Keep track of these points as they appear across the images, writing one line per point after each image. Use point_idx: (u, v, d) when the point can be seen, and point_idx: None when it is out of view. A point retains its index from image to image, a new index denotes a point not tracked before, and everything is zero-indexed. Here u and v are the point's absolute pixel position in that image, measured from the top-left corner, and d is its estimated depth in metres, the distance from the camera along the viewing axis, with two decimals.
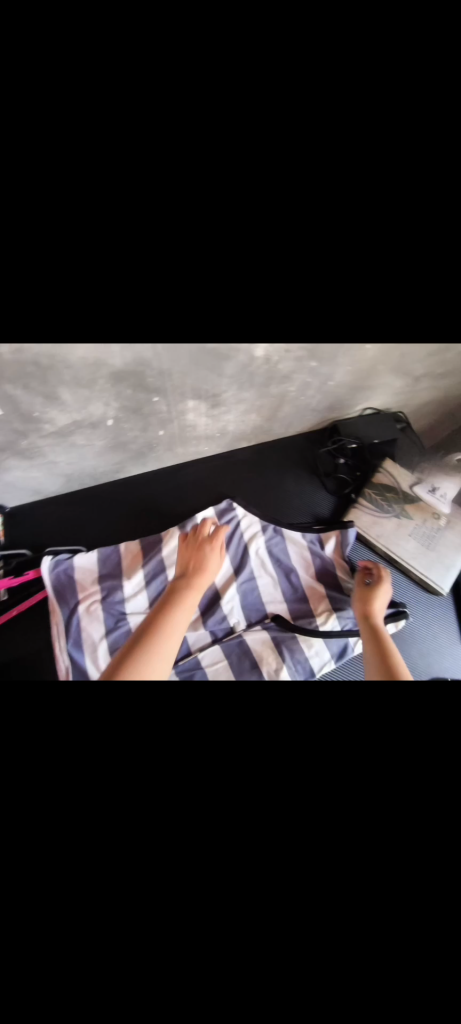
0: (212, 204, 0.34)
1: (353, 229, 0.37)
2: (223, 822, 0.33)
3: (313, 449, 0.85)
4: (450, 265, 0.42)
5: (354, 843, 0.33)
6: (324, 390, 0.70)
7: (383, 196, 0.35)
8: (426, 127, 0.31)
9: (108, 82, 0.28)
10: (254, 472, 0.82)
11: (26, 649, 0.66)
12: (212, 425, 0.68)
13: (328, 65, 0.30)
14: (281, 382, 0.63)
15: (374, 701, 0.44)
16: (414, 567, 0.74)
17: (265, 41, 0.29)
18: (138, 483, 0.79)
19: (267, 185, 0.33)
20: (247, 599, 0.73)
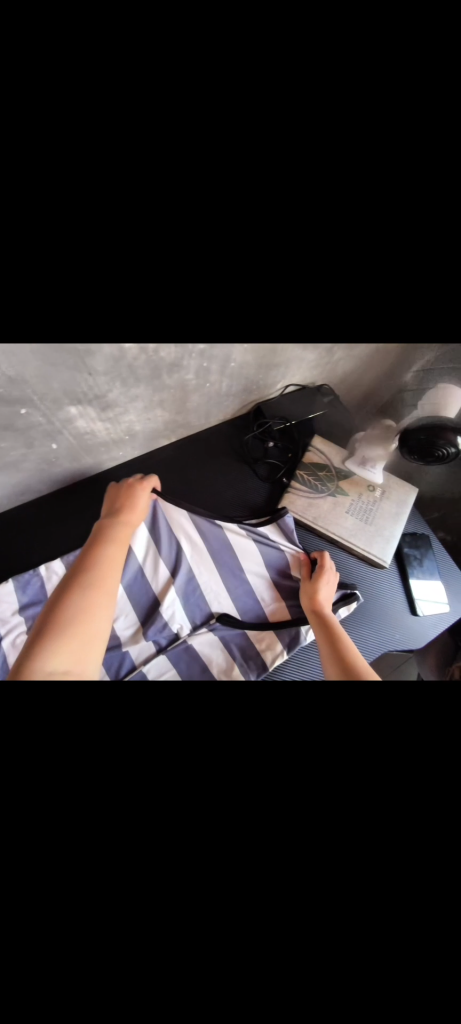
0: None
1: (207, 211, 0.29)
2: (149, 878, 0.32)
3: (240, 435, 0.80)
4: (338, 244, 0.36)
5: (284, 866, 0.33)
6: (232, 376, 0.65)
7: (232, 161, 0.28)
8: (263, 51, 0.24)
9: None
10: (180, 468, 0.76)
11: None
12: (114, 430, 0.62)
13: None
14: (173, 372, 0.55)
15: (313, 704, 0.42)
16: (357, 544, 0.72)
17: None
18: (50, 501, 0.71)
19: (81, 172, 0.26)
20: (189, 600, 0.67)
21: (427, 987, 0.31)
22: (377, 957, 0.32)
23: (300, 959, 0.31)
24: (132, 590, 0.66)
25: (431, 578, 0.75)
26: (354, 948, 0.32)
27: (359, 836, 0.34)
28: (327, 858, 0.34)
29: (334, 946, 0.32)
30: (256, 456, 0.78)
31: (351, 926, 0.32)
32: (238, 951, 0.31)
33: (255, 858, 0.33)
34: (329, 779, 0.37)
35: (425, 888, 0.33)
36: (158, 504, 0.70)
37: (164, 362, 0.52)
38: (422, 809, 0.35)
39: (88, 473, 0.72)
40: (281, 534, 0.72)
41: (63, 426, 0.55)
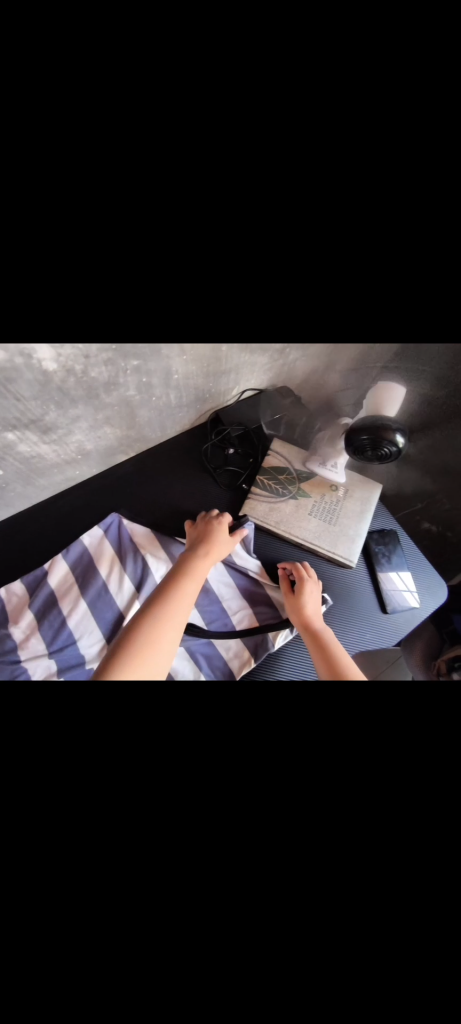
0: None
1: (88, 232, 0.32)
2: (98, 887, 0.34)
3: (199, 443, 0.79)
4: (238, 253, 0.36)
5: (232, 854, 0.36)
6: (180, 387, 0.65)
7: (104, 186, 0.29)
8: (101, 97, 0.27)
9: None
10: (140, 482, 0.75)
11: None
12: (61, 453, 0.62)
13: None
14: (111, 389, 0.55)
15: (247, 708, 0.46)
16: (321, 544, 0.72)
17: None
18: (7, 528, 0.69)
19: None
20: None
21: (366, 949, 0.34)
22: (321, 933, 0.34)
23: (244, 933, 0.34)
24: (95, 607, 0.64)
25: (399, 574, 0.74)
26: (289, 945, 0.34)
27: (314, 826, 0.38)
28: (270, 842, 0.37)
29: (279, 926, 0.34)
30: (216, 463, 0.78)
31: (294, 901, 0.35)
32: (186, 923, 0.34)
33: (202, 846, 0.36)
34: (259, 783, 0.40)
35: (353, 852, 0.37)
36: (120, 518, 0.70)
37: (98, 380, 0.52)
38: (343, 809, 0.39)
39: (45, 495, 0.70)
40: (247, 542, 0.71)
41: (4, 451, 0.54)
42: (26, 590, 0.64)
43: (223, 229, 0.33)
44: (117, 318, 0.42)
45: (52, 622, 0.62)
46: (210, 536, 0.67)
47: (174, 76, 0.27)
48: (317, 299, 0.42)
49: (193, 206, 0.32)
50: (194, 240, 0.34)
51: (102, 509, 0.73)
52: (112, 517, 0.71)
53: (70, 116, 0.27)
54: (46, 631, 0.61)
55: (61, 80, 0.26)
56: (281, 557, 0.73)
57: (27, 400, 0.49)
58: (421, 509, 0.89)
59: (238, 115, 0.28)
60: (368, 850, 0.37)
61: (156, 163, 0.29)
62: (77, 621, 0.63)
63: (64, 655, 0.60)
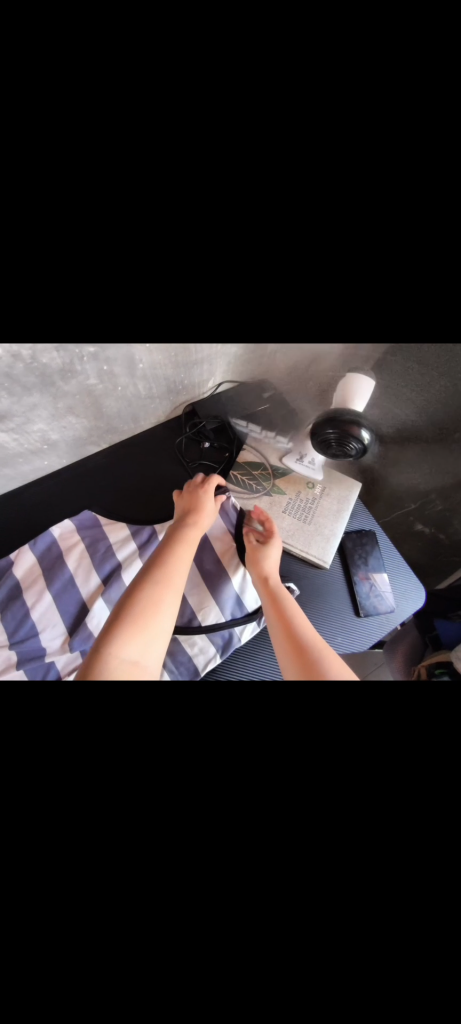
0: None
1: (33, 215, 0.31)
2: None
3: (173, 439, 0.77)
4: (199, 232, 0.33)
5: (157, 873, 0.32)
6: (145, 377, 0.62)
7: (53, 179, 0.30)
8: (38, 94, 0.27)
9: None
10: (113, 474, 0.74)
11: None
12: (22, 440, 0.60)
13: None
14: (68, 378, 0.54)
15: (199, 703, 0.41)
16: (295, 545, 0.70)
17: None
18: None
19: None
20: None
21: (317, 1004, 0.30)
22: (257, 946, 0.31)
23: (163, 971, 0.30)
24: (60, 601, 0.63)
25: (374, 579, 0.72)
26: (213, 972, 0.30)
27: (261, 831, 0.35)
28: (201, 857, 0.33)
29: (201, 950, 0.31)
30: (191, 459, 0.76)
31: (221, 931, 0.31)
32: (100, 944, 0.30)
33: (121, 864, 0.32)
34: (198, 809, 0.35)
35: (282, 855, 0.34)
36: (97, 517, 0.69)
37: (53, 367, 0.50)
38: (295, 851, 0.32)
39: (16, 484, 0.69)
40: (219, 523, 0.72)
41: None
42: None
43: (154, 216, 0.32)
44: (72, 310, 0.40)
45: (13, 614, 0.61)
46: (200, 506, 0.65)
47: (96, 75, 0.27)
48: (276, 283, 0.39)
49: (126, 201, 0.31)
50: (124, 226, 0.32)
51: (70, 503, 0.71)
52: (90, 515, 0.69)
53: (26, 104, 0.27)
54: (9, 621, 0.60)
55: (24, 67, 0.26)
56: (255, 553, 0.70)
57: None
58: (414, 514, 0.81)
59: (163, 112, 0.29)
60: (313, 865, 0.33)
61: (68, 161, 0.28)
62: (41, 613, 0.62)
63: (24, 648, 0.59)
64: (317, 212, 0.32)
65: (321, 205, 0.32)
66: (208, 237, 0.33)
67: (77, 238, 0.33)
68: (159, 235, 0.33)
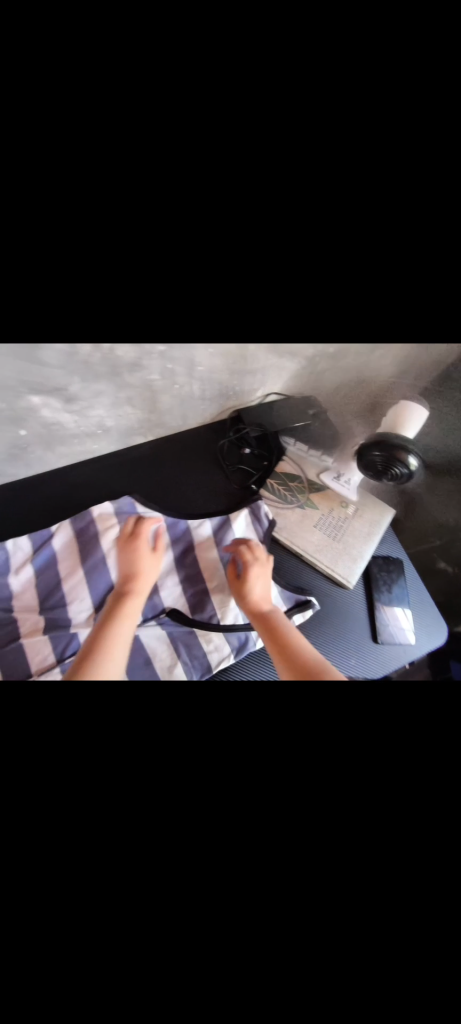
0: (14, 196, 0.28)
1: (132, 226, 0.31)
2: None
3: (215, 441, 0.79)
4: (308, 245, 0.33)
5: (158, 868, 0.32)
6: (201, 382, 0.65)
7: (156, 184, 0.29)
8: (172, 81, 0.25)
9: None
10: (154, 467, 0.77)
11: None
12: (81, 426, 0.64)
13: (71, 60, 0.24)
14: (134, 372, 0.56)
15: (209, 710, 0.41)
16: (320, 561, 0.70)
17: (39, 41, 0.23)
18: (21, 490, 0.72)
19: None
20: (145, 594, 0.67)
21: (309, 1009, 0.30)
22: (253, 954, 0.30)
23: (154, 966, 0.30)
24: (90, 576, 0.66)
25: (397, 606, 0.71)
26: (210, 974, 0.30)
27: (273, 850, 0.33)
28: (204, 861, 0.32)
29: (197, 944, 0.30)
30: (230, 462, 0.78)
31: (231, 925, 0.30)
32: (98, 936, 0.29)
33: (119, 860, 0.31)
34: (200, 802, 0.35)
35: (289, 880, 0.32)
36: (134, 503, 0.72)
37: (123, 361, 0.53)
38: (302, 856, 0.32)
39: (65, 464, 0.73)
40: (249, 526, 0.73)
41: (29, 414, 0.56)
42: (32, 548, 0.67)
43: (259, 224, 0.32)
44: None
45: (46, 582, 0.66)
46: (137, 572, 0.64)
47: (233, 72, 0.25)
48: (351, 303, 0.40)
49: (238, 197, 0.30)
50: (222, 235, 0.32)
51: (110, 488, 0.74)
52: (128, 500, 0.72)
53: None
54: (41, 587, 0.65)
55: None
56: (278, 562, 0.72)
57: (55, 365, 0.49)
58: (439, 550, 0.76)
59: (299, 111, 0.26)
60: None
61: (186, 164, 0.28)
62: (71, 586, 0.66)
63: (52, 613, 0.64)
64: (413, 238, 0.33)
65: (420, 232, 0.32)
66: (306, 248, 0.34)
67: (179, 248, 0.33)
68: (259, 248, 0.34)
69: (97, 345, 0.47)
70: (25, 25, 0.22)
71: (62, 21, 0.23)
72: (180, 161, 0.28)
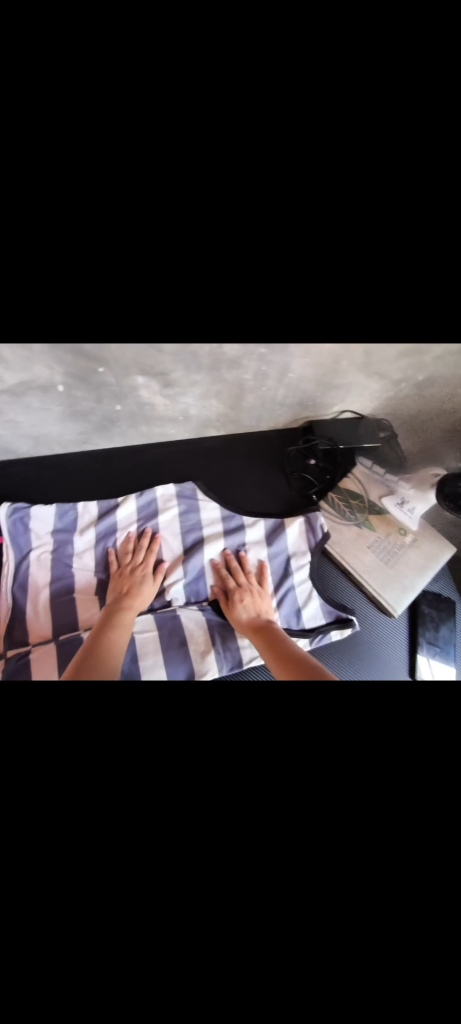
0: (144, 193, 0.27)
1: (283, 225, 0.30)
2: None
3: (282, 446, 0.82)
4: (450, 260, 0.34)
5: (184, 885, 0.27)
6: (287, 386, 0.68)
7: (320, 181, 0.28)
8: (366, 98, 0.25)
9: (99, 49, 0.23)
10: (220, 460, 0.80)
11: None
12: (171, 409, 0.69)
13: (228, 64, 0.24)
14: (232, 370, 0.60)
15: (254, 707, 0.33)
16: (369, 583, 0.70)
17: (198, 41, 0.23)
18: (99, 460, 0.78)
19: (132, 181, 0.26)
20: (191, 579, 0.71)
21: None
22: None
23: None
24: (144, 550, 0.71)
25: (442, 646, 0.68)
26: None
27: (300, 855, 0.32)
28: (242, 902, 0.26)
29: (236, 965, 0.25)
30: (294, 468, 0.79)
31: None
32: (106, 957, 0.22)
33: (136, 869, 0.24)
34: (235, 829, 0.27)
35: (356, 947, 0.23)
36: (195, 491, 0.76)
37: (225, 357, 0.57)
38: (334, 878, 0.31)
39: (141, 443, 0.78)
40: (303, 534, 0.74)
41: (129, 391, 0.61)
42: (97, 514, 0.73)
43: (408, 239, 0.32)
44: None
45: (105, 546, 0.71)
46: (135, 587, 0.66)
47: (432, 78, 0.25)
48: None
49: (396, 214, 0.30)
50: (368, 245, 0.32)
51: (177, 473, 0.79)
52: (190, 487, 0.76)
53: None
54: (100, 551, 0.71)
55: None
56: (325, 575, 0.72)
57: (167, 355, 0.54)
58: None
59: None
60: None
61: (353, 173, 0.28)
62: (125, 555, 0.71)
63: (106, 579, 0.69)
64: None
65: None
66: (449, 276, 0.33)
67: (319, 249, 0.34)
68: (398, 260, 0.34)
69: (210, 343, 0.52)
70: (184, 31, 0.23)
71: (214, 26, 0.23)
72: (350, 171, 0.28)
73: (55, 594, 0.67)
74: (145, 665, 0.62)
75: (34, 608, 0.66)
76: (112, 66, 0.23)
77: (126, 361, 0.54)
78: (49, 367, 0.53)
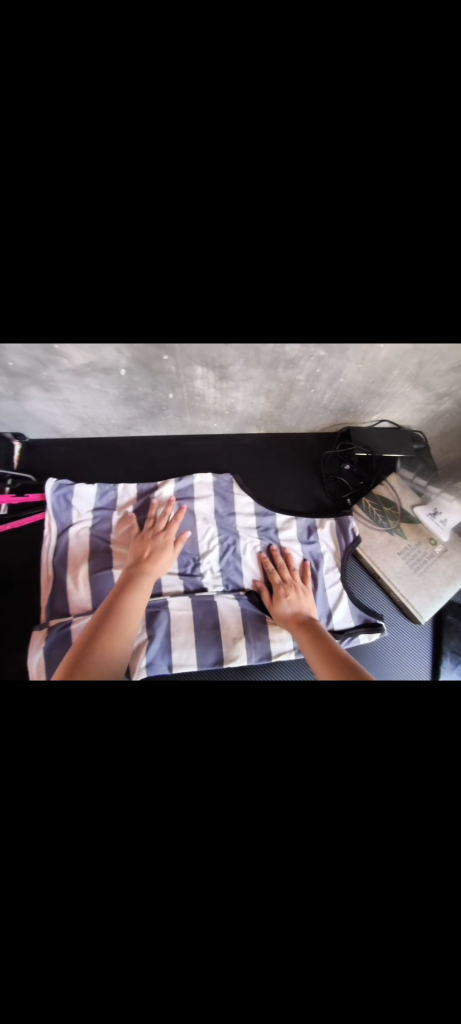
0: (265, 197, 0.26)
1: None
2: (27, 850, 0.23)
3: (320, 449, 0.84)
4: None
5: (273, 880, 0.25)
6: (335, 391, 0.69)
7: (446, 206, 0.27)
8: None
9: (251, 54, 0.23)
10: (258, 457, 0.82)
11: (12, 563, 0.71)
12: (221, 403, 0.71)
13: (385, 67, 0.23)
14: (288, 369, 0.62)
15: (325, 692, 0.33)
16: (396, 589, 0.71)
17: (354, 44, 0.23)
18: (140, 446, 0.80)
19: (271, 178, 0.25)
20: (229, 569, 0.71)
21: None
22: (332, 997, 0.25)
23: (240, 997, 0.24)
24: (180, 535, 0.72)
25: None
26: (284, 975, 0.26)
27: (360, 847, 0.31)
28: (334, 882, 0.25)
29: (318, 963, 0.23)
30: (329, 472, 0.81)
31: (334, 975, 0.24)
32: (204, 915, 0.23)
33: None
34: (328, 819, 0.26)
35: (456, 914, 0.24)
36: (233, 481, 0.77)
37: (284, 356, 0.59)
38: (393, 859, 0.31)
39: (183, 433, 0.80)
40: (333, 535, 0.75)
41: (186, 382, 0.64)
42: (136, 495, 0.74)
43: None
44: None
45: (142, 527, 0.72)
46: (154, 555, 0.65)
47: None
48: None
49: None
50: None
51: (215, 465, 0.80)
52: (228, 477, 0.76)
53: None
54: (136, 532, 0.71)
55: None
56: (353, 580, 0.75)
57: (231, 353, 0.57)
58: None
59: None
60: None
61: None
62: None
63: None
64: None
65: None
66: None
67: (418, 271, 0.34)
68: None
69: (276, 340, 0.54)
70: (338, 33, 0.22)
71: (374, 28, 0.22)
72: None
73: (93, 572, 0.68)
74: (176, 641, 0.64)
75: (74, 583, 0.67)
76: (260, 71, 0.23)
77: (190, 353, 0.56)
78: (117, 353, 0.55)
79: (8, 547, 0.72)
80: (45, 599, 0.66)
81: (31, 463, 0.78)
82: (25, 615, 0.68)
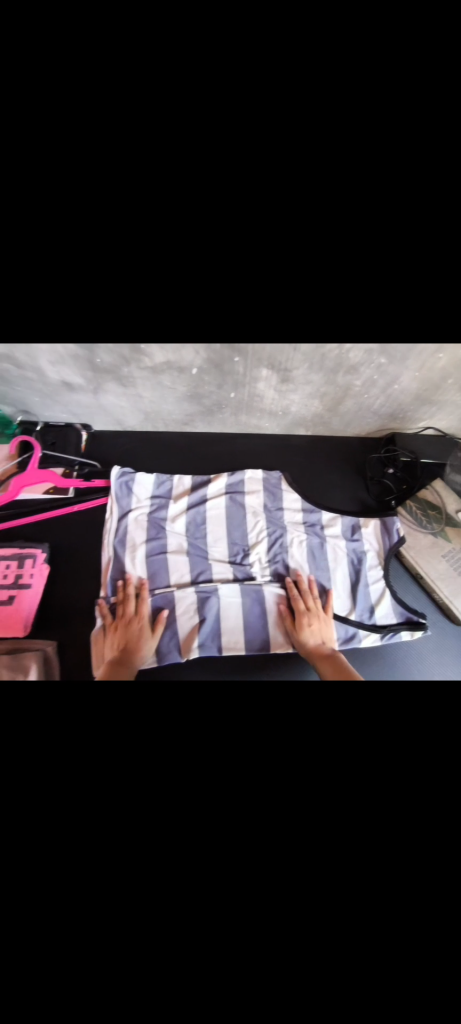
0: (382, 214, 0.30)
1: None
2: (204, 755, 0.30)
3: (364, 452, 0.87)
4: None
5: None
6: (388, 396, 0.73)
7: None
8: None
9: None
10: (305, 457, 0.86)
11: (75, 542, 0.77)
12: (277, 403, 0.75)
13: None
14: (347, 374, 0.67)
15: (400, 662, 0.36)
16: (439, 590, 0.72)
17: None
18: (195, 441, 0.86)
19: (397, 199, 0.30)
20: (277, 561, 0.75)
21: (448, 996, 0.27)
22: (415, 944, 0.27)
23: (328, 906, 0.27)
24: (231, 526, 0.76)
25: None
26: (360, 947, 0.27)
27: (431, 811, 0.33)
28: None
29: None
30: (373, 475, 0.84)
31: (411, 916, 0.27)
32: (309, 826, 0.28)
33: None
34: None
35: None
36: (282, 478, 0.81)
37: (347, 361, 0.63)
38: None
39: (236, 431, 0.85)
40: (377, 535, 0.78)
41: (250, 382, 0.69)
42: (190, 487, 0.79)
43: None
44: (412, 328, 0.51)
45: (196, 517, 0.77)
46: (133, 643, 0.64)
47: None
48: None
49: None
50: None
51: (264, 462, 0.85)
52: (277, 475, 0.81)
53: None
54: (191, 521, 0.76)
55: None
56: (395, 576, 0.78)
57: (298, 356, 0.61)
58: None
59: None
60: None
61: None
62: (214, 528, 0.76)
63: (197, 546, 0.75)
64: None
65: None
66: None
67: None
68: None
69: (342, 346, 0.58)
70: None
71: None
72: None
73: (150, 556, 0.73)
74: (225, 627, 0.69)
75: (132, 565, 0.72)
76: None
77: (260, 355, 0.61)
78: (195, 352, 0.61)
79: (71, 526, 0.78)
80: (105, 580, 0.72)
81: (96, 451, 0.84)
82: (86, 590, 0.74)
